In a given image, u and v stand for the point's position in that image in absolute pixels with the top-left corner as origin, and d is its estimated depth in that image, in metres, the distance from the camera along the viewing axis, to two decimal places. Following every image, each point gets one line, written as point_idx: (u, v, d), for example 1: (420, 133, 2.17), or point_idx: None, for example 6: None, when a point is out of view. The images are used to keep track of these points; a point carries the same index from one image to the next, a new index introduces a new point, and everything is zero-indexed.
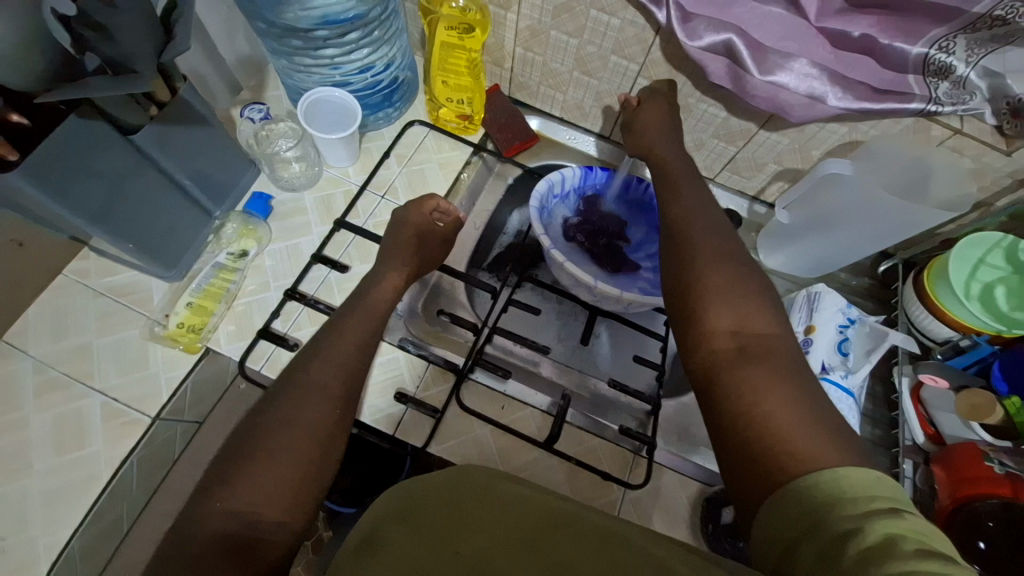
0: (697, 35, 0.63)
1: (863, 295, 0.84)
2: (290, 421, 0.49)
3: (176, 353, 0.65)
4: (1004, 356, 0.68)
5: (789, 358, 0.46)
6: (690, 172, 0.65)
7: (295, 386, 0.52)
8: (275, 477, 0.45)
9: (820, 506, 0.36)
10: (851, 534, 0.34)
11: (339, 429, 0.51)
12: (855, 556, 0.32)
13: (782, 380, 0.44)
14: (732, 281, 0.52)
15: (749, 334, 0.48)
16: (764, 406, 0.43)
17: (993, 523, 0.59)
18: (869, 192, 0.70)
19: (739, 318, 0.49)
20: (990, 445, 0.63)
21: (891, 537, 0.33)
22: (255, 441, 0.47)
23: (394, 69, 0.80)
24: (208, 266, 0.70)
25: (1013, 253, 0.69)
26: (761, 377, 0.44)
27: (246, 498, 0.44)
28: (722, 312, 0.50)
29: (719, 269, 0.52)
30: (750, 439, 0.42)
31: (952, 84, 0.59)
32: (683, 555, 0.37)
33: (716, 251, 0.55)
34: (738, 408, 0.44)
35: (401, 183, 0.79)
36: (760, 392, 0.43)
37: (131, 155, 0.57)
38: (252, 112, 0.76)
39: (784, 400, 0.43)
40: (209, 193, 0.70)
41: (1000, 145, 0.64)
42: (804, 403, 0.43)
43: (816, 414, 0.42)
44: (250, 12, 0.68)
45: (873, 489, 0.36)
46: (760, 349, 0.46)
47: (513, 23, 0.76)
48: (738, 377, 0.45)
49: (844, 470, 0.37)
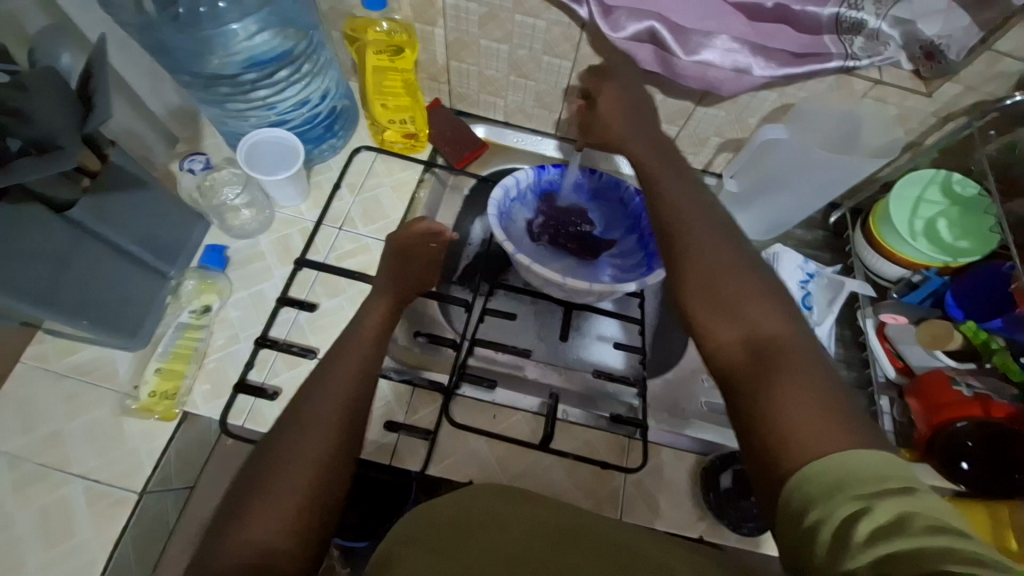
0: (619, 26, 0.64)
1: (819, 247, 0.88)
2: (294, 450, 0.48)
3: (152, 424, 0.63)
4: (953, 288, 0.72)
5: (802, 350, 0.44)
6: (659, 157, 0.62)
7: (298, 412, 0.51)
8: (285, 506, 0.45)
9: (833, 490, 0.35)
10: (856, 515, 0.33)
11: (346, 455, 0.50)
12: (866, 536, 0.32)
13: (802, 374, 0.42)
14: (740, 277, 0.49)
15: (757, 327, 0.46)
16: (787, 404, 0.40)
17: (971, 442, 0.63)
18: (805, 151, 0.73)
19: (754, 316, 0.46)
20: (955, 369, 0.67)
21: (902, 514, 0.33)
22: (260, 477, 0.47)
23: (331, 99, 0.79)
24: (171, 329, 0.68)
25: (947, 187, 0.73)
26: (778, 377, 0.42)
27: (258, 530, 0.44)
28: (737, 308, 0.47)
29: (725, 265, 0.50)
30: (779, 438, 0.39)
31: (866, 37, 0.64)
32: (681, 554, 0.38)
33: (719, 245, 0.52)
34: (761, 409, 0.41)
35: (357, 212, 0.79)
36: (784, 391, 0.41)
37: (69, 232, 0.56)
38: (193, 163, 0.74)
39: (805, 394, 0.40)
40: (159, 254, 0.68)
41: (921, 88, 0.67)
42: (817, 391, 0.40)
43: (833, 403, 0.40)
44: (171, 66, 0.66)
45: (880, 467, 0.35)
46: (774, 345, 0.44)
47: (442, 37, 0.76)
48: (754, 376, 0.43)
49: (849, 453, 0.36)
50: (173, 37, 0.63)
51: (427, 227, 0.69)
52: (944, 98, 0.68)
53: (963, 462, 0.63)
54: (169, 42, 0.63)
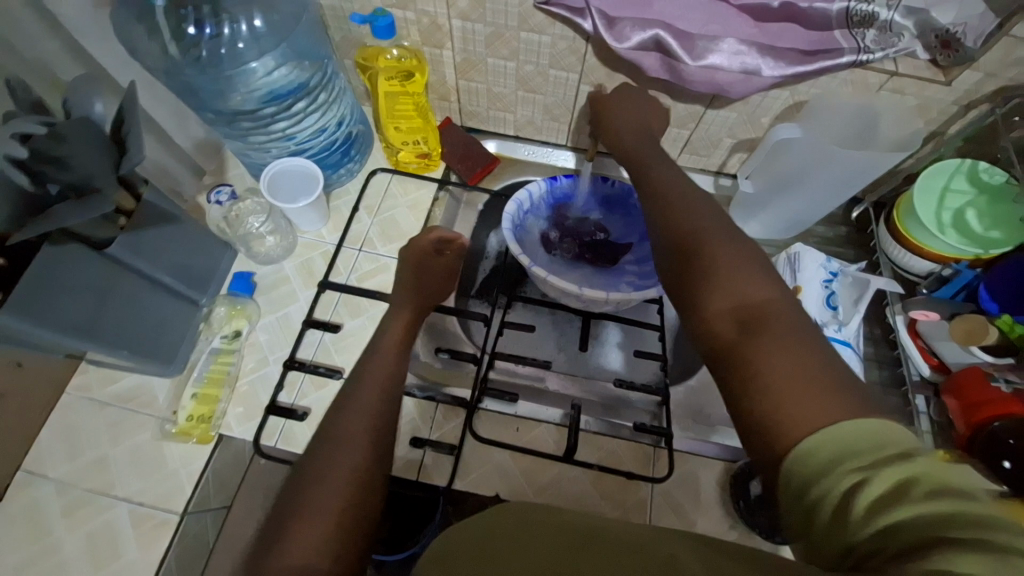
0: (624, 36, 0.64)
1: (843, 244, 0.86)
2: (327, 473, 0.49)
3: (190, 447, 0.66)
4: (987, 279, 0.69)
5: (790, 318, 0.41)
6: (652, 145, 0.64)
7: (328, 438, 0.52)
8: (320, 529, 0.46)
9: (825, 465, 0.33)
10: (855, 488, 0.31)
11: (375, 478, 0.51)
12: (865, 509, 0.30)
13: (787, 343, 0.39)
14: (721, 252, 0.47)
15: (746, 302, 0.43)
16: (768, 375, 0.38)
17: (1013, 440, 0.59)
18: (820, 149, 0.71)
19: (733, 291, 0.44)
20: (993, 365, 0.64)
21: (901, 484, 0.30)
22: (297, 500, 0.48)
23: (347, 125, 0.81)
24: (205, 354, 0.71)
25: (974, 176, 0.71)
26: (764, 350, 0.39)
27: (296, 555, 0.44)
28: (717, 289, 0.45)
29: (707, 241, 0.48)
30: (759, 409, 0.37)
31: (878, 30, 0.62)
32: (694, 549, 0.36)
33: (705, 222, 0.50)
34: (746, 385, 0.39)
35: (375, 233, 0.81)
36: (763, 363, 0.38)
37: (106, 267, 0.59)
38: (220, 195, 0.77)
39: (790, 364, 0.38)
40: (192, 284, 0.71)
41: (939, 77, 0.66)
42: (807, 363, 0.38)
43: (823, 370, 0.37)
44: (196, 105, 0.70)
45: (880, 437, 0.32)
46: (758, 316, 0.41)
47: (450, 58, 0.78)
48: (742, 355, 0.40)
49: (842, 425, 0.33)
50: (198, 78, 0.67)
51: (437, 237, 0.70)
52: (966, 85, 0.66)
53: (1004, 461, 0.59)
54: (194, 83, 0.67)
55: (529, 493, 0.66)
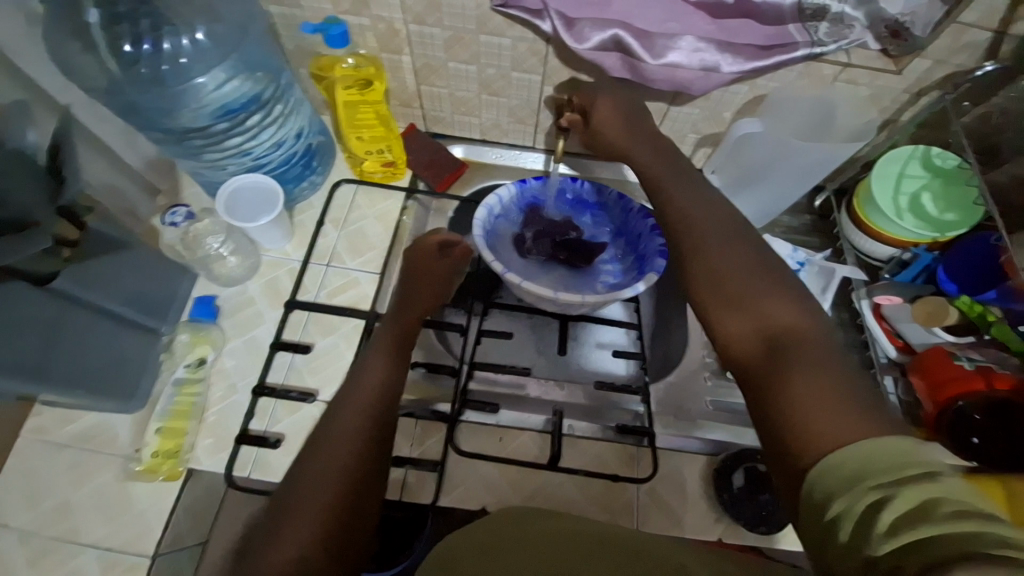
0: (584, 37, 0.64)
1: (808, 232, 0.87)
2: (319, 467, 0.50)
3: (158, 485, 0.63)
4: (944, 261, 0.72)
5: (819, 343, 0.42)
6: (642, 143, 0.65)
7: (324, 434, 0.53)
8: (310, 519, 0.47)
9: (849, 480, 0.33)
10: (878, 504, 0.31)
11: (370, 468, 0.51)
12: (887, 526, 0.31)
13: (815, 366, 0.40)
14: (749, 277, 0.48)
15: (772, 320, 0.45)
16: (795, 394, 0.39)
17: (979, 415, 0.62)
18: (780, 142, 0.73)
19: (760, 316, 0.45)
20: (955, 345, 0.67)
21: (926, 502, 0.31)
22: (290, 493, 0.49)
23: (306, 137, 0.78)
24: (168, 386, 0.68)
25: (928, 161, 0.73)
26: (793, 370, 0.40)
27: (287, 548, 0.45)
28: (742, 312, 0.46)
29: (732, 264, 0.49)
30: (787, 424, 0.38)
31: (831, 22, 0.63)
32: (703, 559, 0.38)
33: (731, 244, 0.51)
34: (772, 401, 0.40)
35: (343, 247, 0.79)
36: (789, 382, 0.40)
37: (51, 303, 0.56)
38: (175, 216, 0.71)
39: (819, 384, 0.39)
40: (148, 313, 0.68)
41: (890, 66, 0.67)
42: (833, 384, 0.39)
43: (848, 391, 0.38)
44: (142, 124, 0.66)
45: (904, 456, 0.33)
46: (787, 339, 0.43)
47: (410, 64, 0.76)
48: (771, 369, 0.41)
49: (871, 442, 0.34)
50: (140, 96, 0.64)
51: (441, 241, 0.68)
52: (915, 73, 0.68)
53: (973, 437, 0.62)
54: (137, 101, 0.64)
55: (516, 503, 0.65)
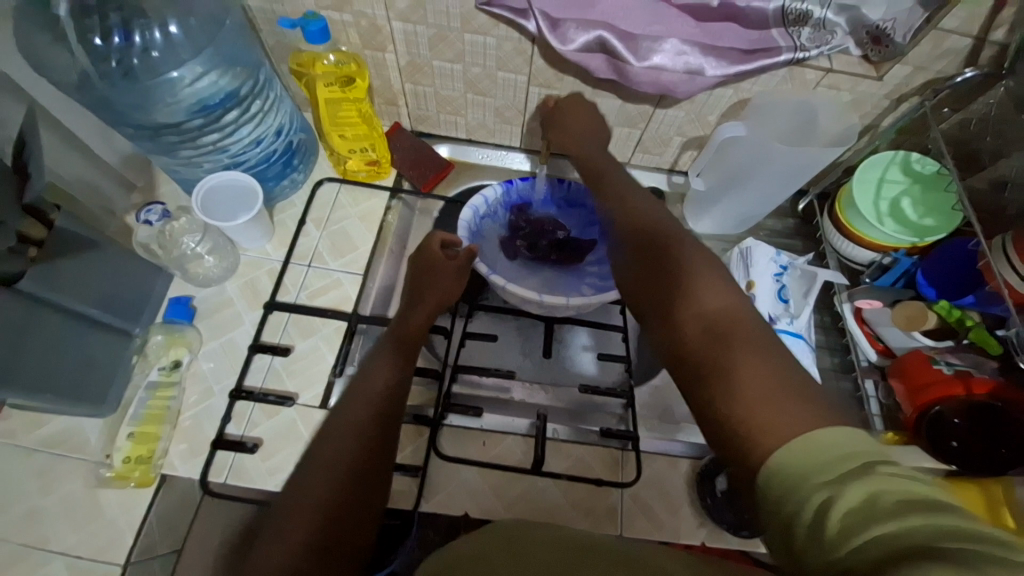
0: (569, 39, 0.64)
1: (791, 235, 0.88)
2: (318, 462, 0.50)
3: (129, 492, 0.61)
4: (924, 266, 0.73)
5: (761, 330, 0.41)
6: (612, 164, 0.67)
7: (329, 428, 0.53)
8: (305, 516, 0.46)
9: (798, 476, 0.32)
10: (828, 503, 0.30)
11: (370, 466, 0.50)
12: (838, 525, 0.29)
13: (756, 354, 0.38)
14: (690, 272, 0.47)
15: (711, 312, 0.43)
16: (737, 385, 0.37)
17: (959, 418, 0.63)
18: (761, 146, 0.73)
19: (699, 305, 0.44)
20: (934, 349, 0.67)
21: (873, 495, 0.30)
22: (291, 491, 0.49)
23: (286, 134, 0.77)
24: (141, 390, 0.66)
25: (907, 166, 0.74)
26: (732, 358, 0.39)
27: (284, 547, 0.44)
28: (683, 302, 0.45)
29: (672, 257, 0.49)
30: (731, 420, 0.37)
31: (813, 27, 0.63)
32: (681, 558, 0.38)
33: (673, 239, 0.52)
34: (716, 392, 0.38)
35: (325, 247, 0.77)
36: (732, 374, 0.38)
37: (20, 304, 0.54)
38: (150, 214, 0.68)
39: (760, 374, 0.37)
40: (121, 315, 0.66)
41: (871, 72, 0.68)
42: (773, 372, 0.37)
43: (788, 378, 0.37)
44: (113, 120, 0.64)
45: (848, 445, 0.32)
46: (728, 325, 0.41)
47: (394, 61, 0.75)
48: (716, 362, 0.39)
49: (814, 433, 0.33)
50: (114, 92, 0.62)
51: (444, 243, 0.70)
52: (895, 80, 0.69)
53: (953, 440, 0.63)
54: (111, 98, 0.62)
55: (500, 509, 0.65)
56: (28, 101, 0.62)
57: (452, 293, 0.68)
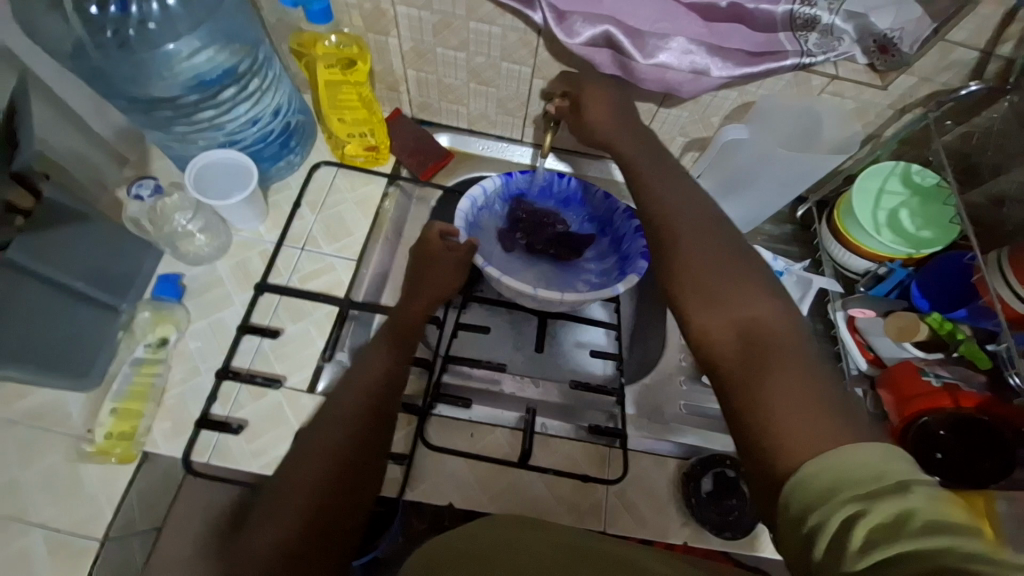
0: (575, 32, 0.63)
1: (788, 241, 0.88)
2: (307, 451, 0.50)
3: (110, 468, 0.61)
4: (920, 278, 0.73)
5: (796, 346, 0.42)
6: (642, 147, 0.64)
7: (321, 418, 0.53)
8: (293, 505, 0.47)
9: (827, 491, 0.33)
10: (855, 519, 0.31)
11: (359, 456, 0.51)
12: (861, 540, 0.31)
13: (792, 369, 0.40)
14: (728, 280, 0.48)
15: (749, 323, 0.44)
16: (772, 397, 0.39)
17: (944, 430, 0.63)
18: (764, 150, 0.73)
19: (736, 315, 0.45)
20: (923, 360, 0.68)
21: (899, 514, 0.31)
22: (280, 477, 0.49)
23: (284, 115, 0.76)
24: (125, 366, 0.65)
25: (907, 178, 0.74)
26: (768, 371, 0.40)
27: (275, 531, 0.46)
28: (718, 311, 0.46)
29: (710, 262, 0.49)
30: (763, 427, 0.38)
31: (821, 33, 0.63)
32: (661, 558, 0.40)
33: (712, 240, 0.51)
34: (750, 399, 0.40)
35: (319, 231, 0.77)
36: (767, 384, 0.40)
37: (4, 274, 0.53)
38: (141, 189, 0.70)
39: (794, 388, 0.39)
40: (108, 289, 0.65)
41: (876, 81, 0.68)
42: (808, 388, 0.39)
43: (820, 395, 0.38)
44: (106, 91, 0.63)
45: (879, 464, 0.33)
46: (765, 339, 0.43)
47: (397, 46, 0.74)
48: (752, 371, 0.41)
49: (849, 452, 0.34)
50: (109, 63, 0.61)
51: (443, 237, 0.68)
52: (900, 90, 0.69)
53: (938, 452, 0.64)
54: (105, 69, 0.61)
55: (485, 500, 0.65)
56: (20, 67, 0.61)
57: (451, 286, 0.67)
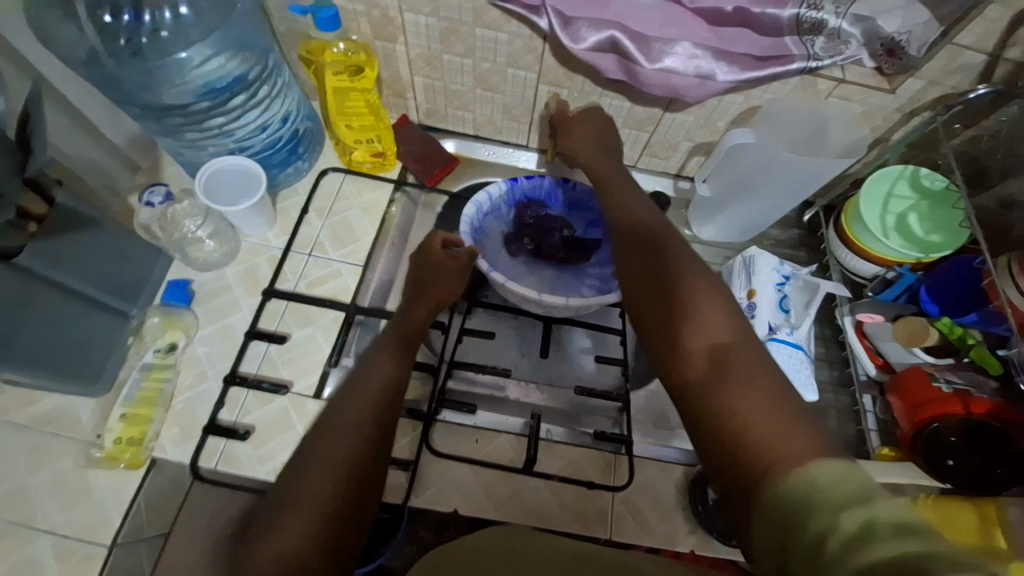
0: (581, 38, 0.63)
1: (795, 245, 0.88)
2: (318, 456, 0.50)
3: (119, 473, 0.61)
4: (928, 282, 0.72)
5: (761, 362, 0.41)
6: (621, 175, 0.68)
7: (329, 422, 0.52)
8: (305, 511, 0.46)
9: (799, 506, 0.32)
10: (829, 528, 0.30)
11: (370, 461, 0.50)
12: (836, 552, 0.29)
13: (756, 387, 0.39)
14: (692, 295, 0.47)
15: (712, 341, 0.43)
16: (739, 418, 0.38)
17: (955, 437, 0.62)
18: (770, 154, 0.73)
19: (700, 333, 0.44)
20: (934, 366, 0.67)
21: (870, 522, 0.29)
22: (291, 481, 0.49)
23: (292, 122, 0.77)
24: (135, 371, 0.65)
25: (916, 181, 0.74)
26: (733, 392, 0.39)
27: (286, 539, 0.45)
28: (684, 331, 0.45)
29: (675, 278, 0.49)
30: (733, 452, 0.37)
31: (827, 37, 0.63)
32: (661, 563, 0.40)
33: (678, 254, 0.51)
34: (717, 423, 0.38)
35: (326, 237, 0.77)
36: (732, 405, 0.38)
37: (18, 279, 0.54)
38: (153, 195, 0.70)
39: (760, 407, 0.38)
40: (119, 296, 0.66)
41: (884, 85, 0.68)
42: (774, 407, 0.38)
43: (786, 411, 0.37)
44: (119, 99, 0.64)
45: (845, 477, 0.32)
46: (731, 357, 0.41)
47: (404, 53, 0.75)
48: (717, 393, 0.40)
49: (814, 468, 0.33)
50: (123, 72, 0.61)
51: (446, 241, 0.71)
52: (909, 93, 0.69)
53: (948, 458, 0.63)
54: (119, 76, 0.61)
55: (490, 507, 0.65)
56: (35, 76, 0.62)
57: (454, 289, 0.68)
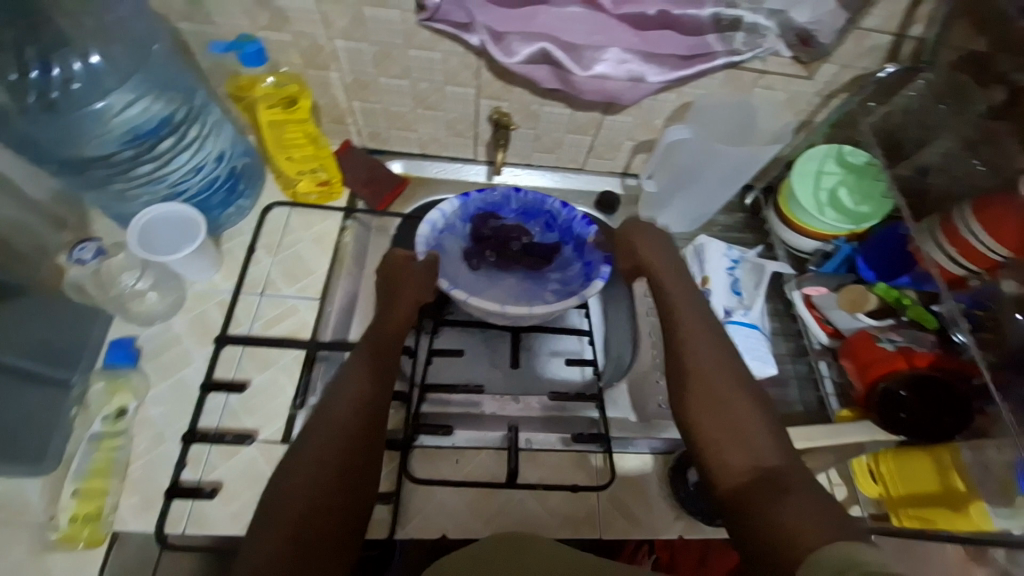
0: (513, 51, 0.65)
1: (742, 229, 0.91)
2: (306, 444, 0.51)
3: (78, 555, 0.56)
4: (863, 250, 0.77)
5: (804, 481, 0.45)
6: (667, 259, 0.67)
7: (318, 414, 0.54)
8: (293, 493, 0.48)
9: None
10: None
11: (356, 450, 0.51)
12: None
13: (800, 499, 0.43)
14: (730, 404, 0.51)
15: (758, 459, 0.47)
16: (783, 518, 0.41)
17: (904, 391, 0.65)
18: (706, 147, 0.76)
19: (745, 447, 0.48)
20: (877, 328, 0.71)
21: None
22: (281, 469, 0.51)
23: (228, 160, 0.73)
24: (83, 444, 0.61)
25: (841, 159, 0.79)
26: (778, 501, 0.43)
27: (274, 521, 0.46)
28: (730, 445, 0.49)
29: (714, 380, 0.53)
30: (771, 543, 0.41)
31: (746, 32, 0.66)
32: None
33: (717, 357, 0.55)
34: (762, 523, 0.42)
35: (278, 274, 0.75)
36: (775, 508, 0.43)
37: None
38: (83, 253, 0.63)
39: (801, 511, 0.41)
40: (54, 365, 0.62)
41: (802, 72, 0.72)
42: (814, 512, 0.41)
43: (822, 513, 0.41)
44: (35, 155, 0.61)
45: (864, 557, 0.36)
46: (777, 476, 0.45)
47: (338, 79, 0.74)
48: (761, 502, 0.44)
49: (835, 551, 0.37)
50: (34, 127, 0.59)
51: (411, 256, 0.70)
52: (825, 77, 0.73)
53: (902, 412, 0.64)
54: (31, 133, 0.59)
55: (478, 526, 0.64)
56: None
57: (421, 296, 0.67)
